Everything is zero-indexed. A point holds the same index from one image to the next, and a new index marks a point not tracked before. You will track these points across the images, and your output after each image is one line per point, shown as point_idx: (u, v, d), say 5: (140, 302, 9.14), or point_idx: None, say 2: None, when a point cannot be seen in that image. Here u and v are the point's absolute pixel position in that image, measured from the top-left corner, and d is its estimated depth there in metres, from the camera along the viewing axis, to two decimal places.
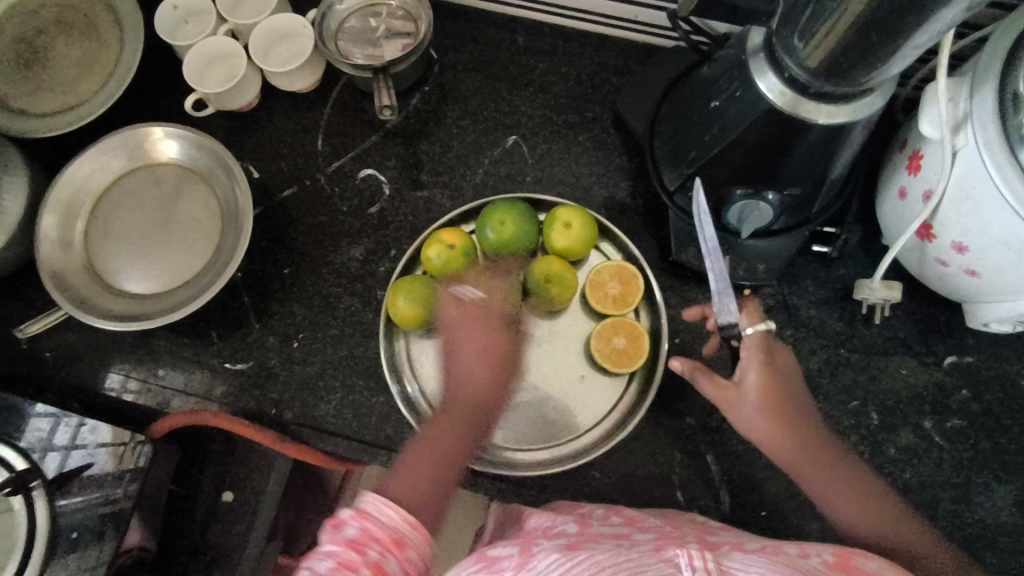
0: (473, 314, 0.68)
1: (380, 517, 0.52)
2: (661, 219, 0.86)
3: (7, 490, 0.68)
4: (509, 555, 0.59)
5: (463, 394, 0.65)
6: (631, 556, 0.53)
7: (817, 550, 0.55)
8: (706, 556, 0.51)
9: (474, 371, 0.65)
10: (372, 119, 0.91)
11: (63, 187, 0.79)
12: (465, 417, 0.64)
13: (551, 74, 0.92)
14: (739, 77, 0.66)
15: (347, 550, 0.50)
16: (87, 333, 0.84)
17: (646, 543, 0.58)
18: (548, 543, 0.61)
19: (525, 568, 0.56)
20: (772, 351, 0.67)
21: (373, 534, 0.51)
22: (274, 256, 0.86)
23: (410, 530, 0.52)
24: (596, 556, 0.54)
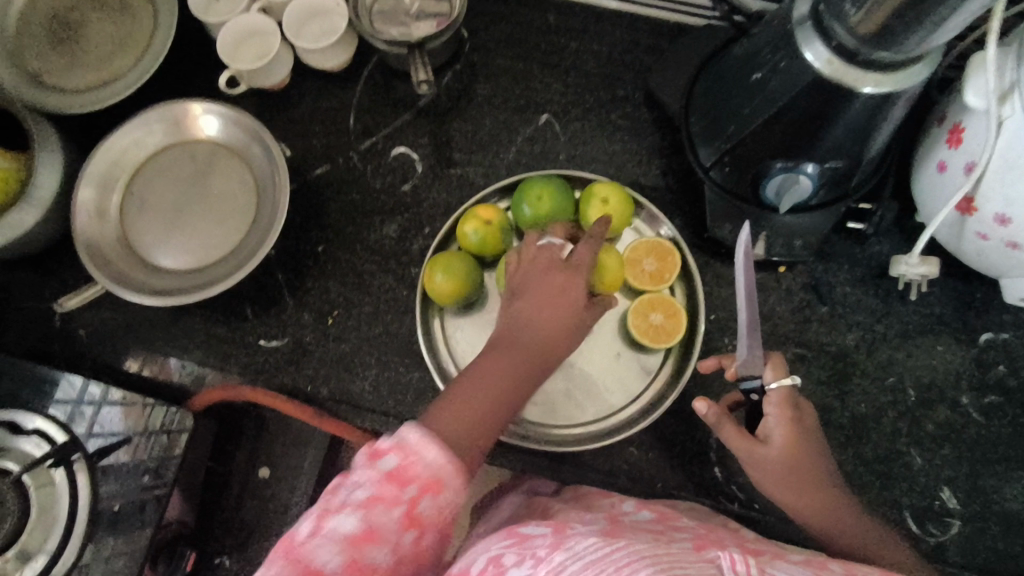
0: (553, 262, 0.67)
1: (422, 456, 0.48)
2: (695, 197, 0.86)
3: (49, 462, 0.68)
4: (543, 533, 0.53)
5: (527, 337, 0.63)
6: (671, 550, 0.47)
7: (862, 572, 0.49)
8: (749, 561, 0.44)
9: (536, 313, 0.64)
10: (403, 97, 0.91)
11: (100, 160, 0.79)
12: (520, 360, 0.61)
13: (583, 52, 0.92)
14: (784, 48, 0.65)
15: (381, 480, 0.47)
16: (121, 311, 0.84)
17: (685, 540, 0.56)
18: (583, 529, 0.54)
19: (560, 548, 0.48)
20: (797, 406, 0.64)
21: (412, 471, 0.48)
22: (307, 234, 0.86)
23: (450, 476, 0.49)
24: (635, 546, 0.47)
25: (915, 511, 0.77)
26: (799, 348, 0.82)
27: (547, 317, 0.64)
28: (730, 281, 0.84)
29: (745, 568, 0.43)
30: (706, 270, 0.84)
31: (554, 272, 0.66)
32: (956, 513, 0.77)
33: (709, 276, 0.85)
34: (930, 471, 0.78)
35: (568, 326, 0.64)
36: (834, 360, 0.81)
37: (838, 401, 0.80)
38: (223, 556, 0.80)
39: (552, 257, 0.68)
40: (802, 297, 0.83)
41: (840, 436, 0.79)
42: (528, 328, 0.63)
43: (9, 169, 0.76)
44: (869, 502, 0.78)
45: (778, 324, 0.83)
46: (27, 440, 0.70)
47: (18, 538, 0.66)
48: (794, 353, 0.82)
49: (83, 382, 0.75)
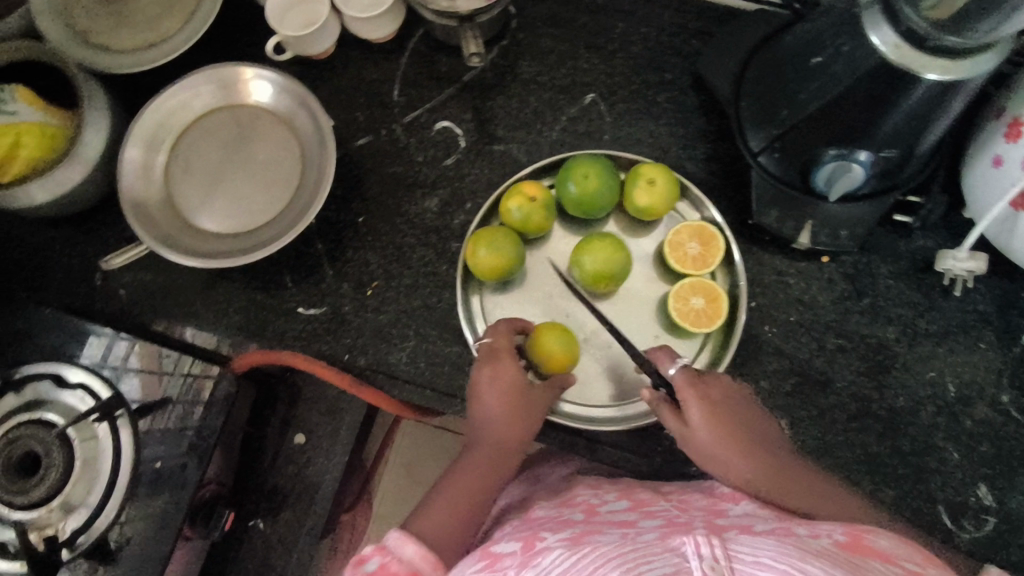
0: (489, 359, 0.72)
1: (400, 553, 0.55)
2: (740, 183, 0.86)
3: (94, 417, 0.69)
4: (513, 553, 0.54)
5: (485, 433, 0.68)
6: (636, 547, 0.50)
7: (829, 532, 0.52)
8: (714, 542, 0.47)
9: (490, 409, 0.69)
10: (448, 71, 0.90)
11: (148, 120, 0.79)
12: (488, 454, 0.67)
13: (630, 32, 0.91)
14: (849, 31, 0.64)
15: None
16: (161, 273, 0.84)
17: (652, 531, 0.57)
18: (552, 539, 0.57)
19: (529, 565, 0.51)
20: (708, 385, 0.66)
21: (391, 569, 0.54)
22: (348, 204, 0.86)
23: (428, 568, 0.55)
24: (600, 549, 0.50)
25: (950, 506, 0.77)
26: (839, 339, 0.82)
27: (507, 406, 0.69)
28: (771, 269, 0.84)
29: (710, 550, 0.46)
30: (747, 256, 0.84)
31: (498, 366, 0.71)
32: (992, 511, 0.77)
33: (751, 262, 0.84)
34: (967, 468, 0.78)
35: (524, 412, 0.69)
36: (874, 352, 0.81)
37: (875, 394, 0.80)
38: (257, 518, 0.81)
39: (487, 354, 0.72)
40: (845, 288, 0.83)
41: (876, 428, 0.79)
42: (482, 426, 0.68)
43: (59, 128, 0.77)
44: (903, 495, 0.78)
45: (819, 314, 0.83)
46: (70, 393, 0.71)
47: (62, 489, 0.67)
48: (834, 343, 0.82)
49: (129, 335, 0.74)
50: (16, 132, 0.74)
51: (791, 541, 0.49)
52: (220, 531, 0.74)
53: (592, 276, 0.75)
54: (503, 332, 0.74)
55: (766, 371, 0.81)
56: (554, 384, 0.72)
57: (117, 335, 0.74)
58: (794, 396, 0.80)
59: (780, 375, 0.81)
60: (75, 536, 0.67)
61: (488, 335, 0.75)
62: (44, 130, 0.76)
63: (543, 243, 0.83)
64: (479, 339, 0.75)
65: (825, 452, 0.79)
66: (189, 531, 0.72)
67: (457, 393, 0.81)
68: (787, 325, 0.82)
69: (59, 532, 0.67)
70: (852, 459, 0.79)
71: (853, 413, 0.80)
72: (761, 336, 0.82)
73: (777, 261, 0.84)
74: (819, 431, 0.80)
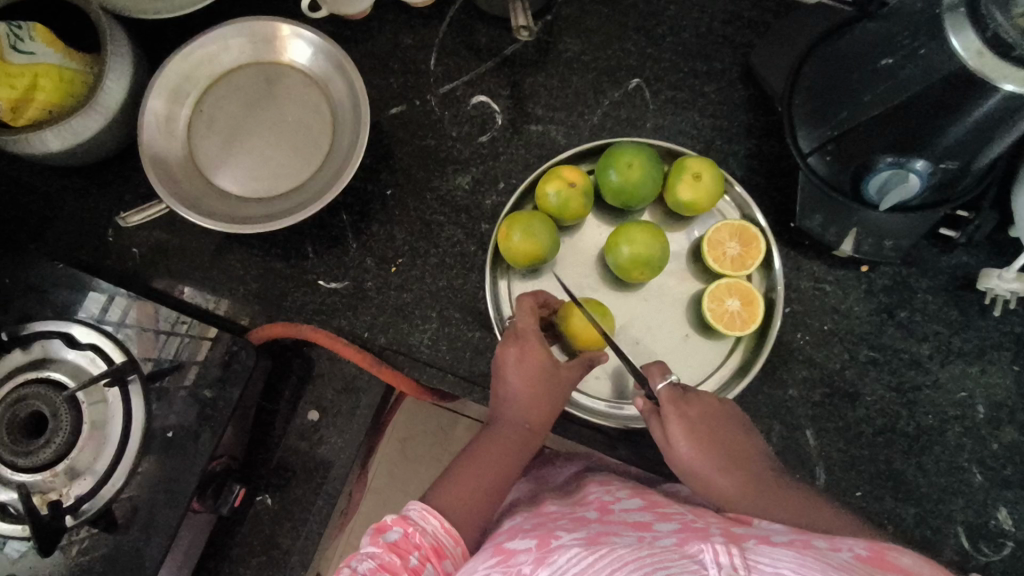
0: (514, 339, 0.67)
1: (423, 525, 0.56)
2: (783, 184, 0.83)
3: (105, 381, 0.66)
4: (528, 548, 0.51)
5: (506, 415, 0.66)
6: (654, 551, 0.45)
7: (847, 544, 0.44)
8: (733, 551, 0.41)
9: (513, 391, 0.66)
10: (488, 42, 0.85)
11: (175, 70, 0.75)
12: (510, 435, 0.65)
13: (682, 16, 0.86)
14: (927, 33, 0.61)
15: (388, 552, 0.52)
16: (177, 234, 0.81)
17: (669, 535, 0.50)
18: (570, 537, 0.52)
19: (543, 564, 0.47)
20: (691, 403, 0.62)
21: (415, 540, 0.54)
22: (377, 176, 0.83)
23: (451, 542, 0.56)
24: (619, 552, 0.45)
25: (969, 528, 0.76)
26: (872, 351, 0.80)
27: (532, 392, 0.66)
28: (808, 275, 0.82)
29: (727, 558, 0.40)
30: (784, 262, 0.83)
31: (524, 347, 0.66)
32: (1011, 535, 0.76)
33: (788, 268, 0.82)
34: (990, 491, 0.77)
35: (549, 395, 0.66)
36: (906, 368, 0.79)
37: (904, 410, 0.79)
38: (265, 493, 0.79)
39: (512, 334, 0.68)
40: (881, 300, 0.81)
41: (902, 445, 0.78)
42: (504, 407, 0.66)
43: (77, 72, 0.73)
44: (923, 514, 0.77)
45: (853, 325, 0.81)
46: (80, 354, 0.68)
47: (69, 453, 0.65)
48: (866, 356, 0.80)
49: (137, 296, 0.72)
50: (33, 74, 0.69)
51: (812, 552, 0.42)
52: (229, 506, 0.73)
53: (630, 263, 0.71)
54: (531, 311, 0.69)
55: (794, 379, 0.80)
56: (585, 363, 0.69)
57: (114, 293, 0.72)
58: (820, 406, 0.79)
59: (808, 384, 0.80)
60: (79, 504, 0.64)
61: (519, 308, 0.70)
62: (62, 74, 0.71)
63: (577, 231, 0.80)
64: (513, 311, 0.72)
65: (848, 465, 0.78)
66: (198, 504, 0.71)
67: (478, 379, 0.78)
68: (818, 334, 0.81)
69: (64, 498, 0.64)
70: (874, 474, 0.78)
71: (880, 427, 0.79)
72: (791, 342, 0.80)
73: (815, 268, 0.82)
74: (843, 443, 0.78)
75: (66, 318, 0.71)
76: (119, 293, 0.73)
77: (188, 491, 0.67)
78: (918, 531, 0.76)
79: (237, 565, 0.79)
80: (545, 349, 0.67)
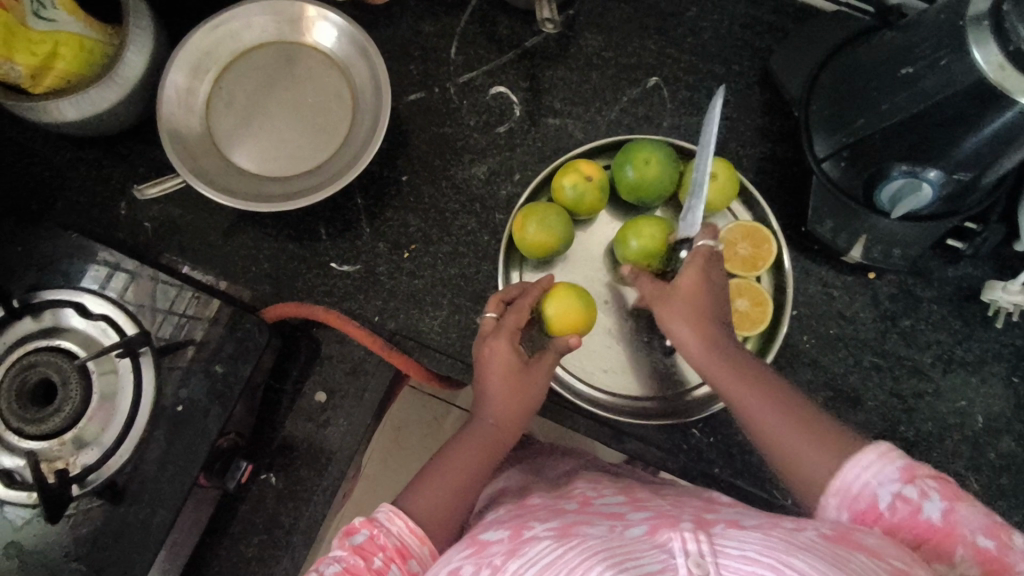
0: (490, 337, 0.64)
1: (389, 527, 0.54)
2: (796, 188, 0.84)
3: (118, 353, 0.66)
4: (501, 540, 0.48)
5: (479, 416, 0.62)
6: (622, 541, 0.43)
7: (812, 524, 0.44)
8: (701, 538, 0.41)
9: (486, 391, 0.62)
10: (510, 34, 0.85)
11: (197, 45, 0.75)
12: (480, 436, 0.61)
13: (703, 17, 0.87)
14: (949, 44, 0.61)
15: (352, 555, 0.51)
16: (191, 210, 0.81)
17: (639, 523, 0.48)
18: (542, 527, 0.49)
19: (514, 556, 0.44)
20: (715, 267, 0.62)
21: (379, 542, 0.52)
22: (393, 161, 0.83)
23: (417, 542, 0.54)
24: (587, 540, 0.43)
25: None
26: (876, 357, 0.81)
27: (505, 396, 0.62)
28: (816, 279, 0.83)
29: (695, 545, 0.40)
30: (793, 265, 0.83)
31: (496, 350, 0.63)
32: None
33: (797, 272, 0.83)
34: (984, 499, 0.78)
35: (522, 395, 0.62)
36: (908, 375, 0.81)
37: (904, 417, 0.80)
38: (269, 472, 0.80)
39: (488, 332, 0.65)
40: (887, 307, 0.82)
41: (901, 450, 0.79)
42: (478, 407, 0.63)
43: (98, 42, 0.72)
44: None
45: (859, 330, 0.82)
46: (92, 324, 0.69)
47: (76, 423, 0.65)
48: (870, 361, 0.81)
49: (148, 268, 0.72)
50: (53, 42, 0.68)
51: (777, 533, 0.41)
52: (236, 483, 0.74)
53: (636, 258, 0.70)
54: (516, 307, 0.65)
55: (799, 381, 0.81)
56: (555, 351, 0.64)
57: (117, 266, 0.72)
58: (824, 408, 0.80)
59: (812, 387, 0.81)
60: (85, 473, 0.65)
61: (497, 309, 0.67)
62: (83, 43, 0.71)
63: (589, 225, 0.80)
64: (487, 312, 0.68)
65: None
66: (204, 479, 0.72)
67: None
68: (824, 338, 0.82)
69: (70, 466, 0.65)
70: None
71: (880, 432, 0.80)
72: (797, 345, 0.81)
73: (824, 272, 0.83)
74: None
75: (73, 288, 0.71)
76: (123, 267, 0.72)
77: (195, 465, 0.67)
78: None
79: (239, 542, 0.79)
80: (515, 348, 0.63)
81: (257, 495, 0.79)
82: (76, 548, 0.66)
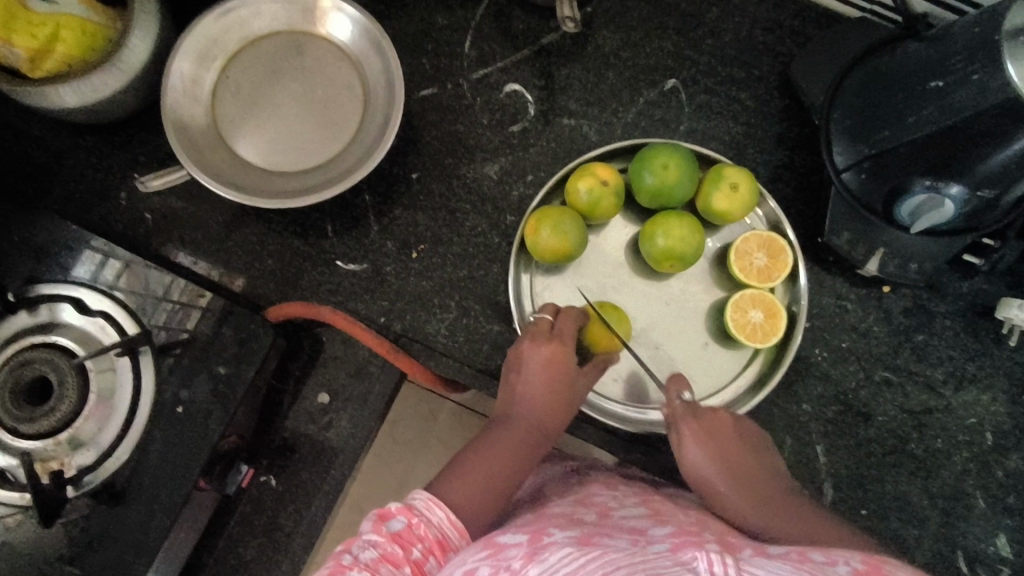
0: (546, 337, 0.66)
1: (429, 516, 0.51)
2: (813, 199, 0.83)
3: (117, 351, 0.65)
4: (520, 542, 0.45)
5: (523, 414, 0.63)
6: (647, 557, 0.42)
7: (843, 556, 0.42)
8: (727, 560, 0.40)
9: (535, 390, 0.64)
10: (526, 31, 0.83)
11: (204, 31, 0.72)
12: (524, 434, 0.61)
13: (723, 20, 0.85)
14: (983, 58, 0.59)
15: (391, 543, 0.47)
16: (194, 203, 0.78)
17: (662, 540, 0.46)
18: (561, 535, 0.47)
19: (534, 561, 0.42)
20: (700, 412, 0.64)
21: (418, 532, 0.49)
22: (403, 157, 0.81)
23: (456, 535, 0.51)
24: (609, 555, 0.42)
25: (967, 552, 0.77)
26: (887, 372, 0.80)
27: (556, 398, 0.64)
28: (831, 292, 0.82)
29: (722, 568, 0.39)
30: (807, 276, 0.82)
31: (557, 347, 0.65)
32: (1008, 562, 0.77)
33: (811, 283, 0.82)
34: (991, 518, 0.78)
35: (566, 401, 0.65)
36: (920, 391, 0.80)
37: (914, 433, 0.79)
38: (268, 474, 0.78)
39: (544, 332, 0.66)
40: (900, 322, 0.81)
41: (909, 467, 0.79)
42: (523, 405, 0.63)
43: (101, 26, 0.69)
44: (924, 535, 0.78)
45: (872, 344, 0.81)
46: (89, 320, 0.67)
47: (72, 423, 0.64)
48: (882, 376, 0.80)
49: (137, 257, 0.70)
50: (55, 23, 0.66)
51: (806, 567, 0.40)
52: (235, 486, 0.74)
53: (662, 255, 0.71)
54: (570, 314, 0.68)
55: (810, 395, 0.80)
56: (597, 366, 0.69)
57: (111, 254, 0.70)
58: (833, 422, 0.80)
59: (823, 401, 0.80)
60: (81, 475, 0.64)
61: (550, 313, 0.69)
62: (85, 26, 0.68)
63: (603, 229, 0.78)
64: (538, 311, 0.70)
65: (856, 483, 0.79)
66: (204, 483, 0.70)
67: (494, 373, 0.78)
68: (836, 352, 0.81)
69: (64, 467, 0.64)
70: (883, 495, 0.78)
71: (889, 448, 0.79)
72: (808, 358, 0.81)
73: (838, 285, 0.82)
74: (854, 462, 0.79)
75: (66, 281, 0.69)
76: (117, 256, 0.70)
77: (195, 468, 0.66)
78: (917, 551, 0.78)
79: (237, 545, 0.78)
80: (572, 353, 0.66)
81: (256, 497, 0.78)
82: (70, 551, 0.64)
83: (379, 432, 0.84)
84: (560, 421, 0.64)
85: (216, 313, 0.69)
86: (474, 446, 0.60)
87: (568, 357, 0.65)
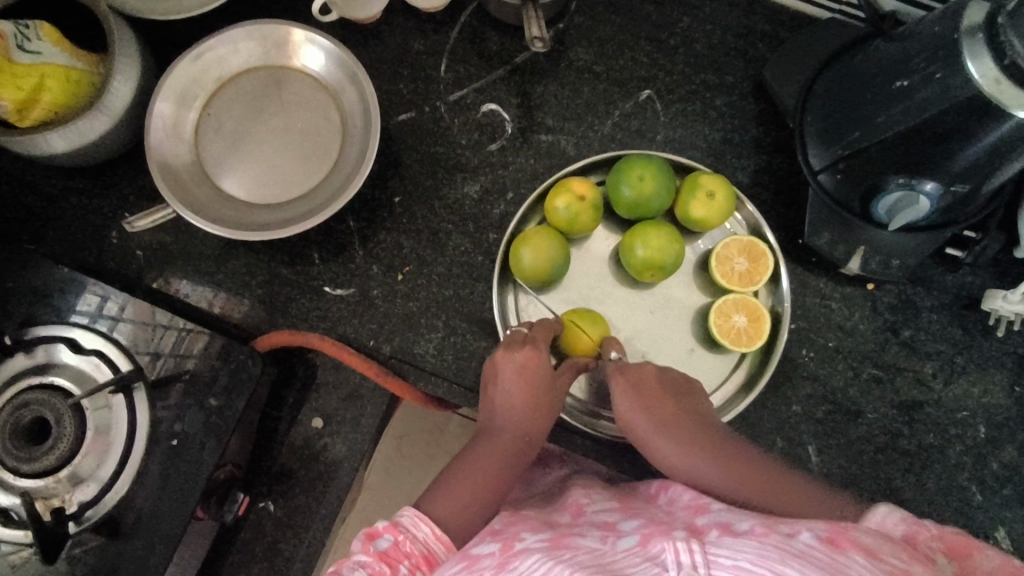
0: (523, 343, 0.67)
1: (414, 532, 0.51)
2: (793, 200, 0.83)
3: (110, 389, 0.67)
4: (492, 552, 0.45)
5: (506, 423, 0.64)
6: (614, 555, 0.43)
7: (808, 525, 0.42)
8: (695, 547, 0.41)
9: (512, 397, 0.65)
10: (500, 51, 0.84)
11: (183, 73, 0.74)
12: (504, 445, 0.62)
13: (695, 28, 0.86)
14: (944, 57, 0.59)
15: (379, 561, 0.47)
16: (181, 238, 0.80)
17: (632, 533, 0.47)
18: (533, 539, 0.47)
19: (505, 569, 0.42)
20: None
21: (405, 549, 0.50)
22: (385, 181, 0.82)
23: (442, 549, 0.52)
24: (580, 555, 0.43)
25: None
26: (875, 369, 0.80)
27: (534, 407, 0.65)
28: (815, 291, 0.82)
29: (688, 556, 0.40)
30: (790, 277, 0.83)
31: (531, 354, 0.66)
32: (1009, 555, 0.77)
33: (794, 284, 0.82)
34: (989, 510, 0.78)
35: (546, 406, 0.66)
36: (910, 386, 0.80)
37: (906, 428, 0.79)
38: (267, 500, 0.80)
39: (519, 339, 0.67)
40: (887, 318, 0.81)
41: (902, 463, 0.79)
42: (505, 415, 0.64)
43: (84, 72, 0.71)
44: None
45: (858, 341, 0.81)
46: (85, 359, 0.69)
47: (70, 460, 0.66)
48: (870, 374, 0.80)
49: (126, 295, 0.73)
50: (39, 74, 0.68)
51: (771, 540, 0.40)
52: (232, 515, 0.76)
53: (643, 265, 0.72)
54: (544, 325, 0.70)
55: (799, 396, 0.80)
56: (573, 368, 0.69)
57: (107, 298, 0.73)
58: (824, 422, 0.80)
59: (812, 401, 0.80)
60: (82, 511, 0.66)
61: (525, 325, 0.71)
62: (69, 74, 0.70)
63: (584, 242, 0.79)
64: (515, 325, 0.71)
65: (850, 482, 0.79)
66: (202, 512, 0.73)
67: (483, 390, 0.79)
68: (823, 350, 0.81)
69: (66, 504, 0.66)
70: (878, 491, 0.78)
71: (880, 446, 0.79)
72: (795, 359, 0.81)
73: (820, 284, 0.82)
74: (847, 461, 0.79)
75: (62, 322, 0.71)
76: (114, 295, 0.73)
77: (191, 499, 0.68)
78: None
79: (238, 571, 0.79)
80: (546, 360, 0.67)
81: (255, 523, 0.80)
82: None
83: (377, 453, 0.87)
84: (540, 427, 0.65)
85: (207, 345, 0.72)
86: (456, 461, 0.62)
87: (545, 367, 0.66)
